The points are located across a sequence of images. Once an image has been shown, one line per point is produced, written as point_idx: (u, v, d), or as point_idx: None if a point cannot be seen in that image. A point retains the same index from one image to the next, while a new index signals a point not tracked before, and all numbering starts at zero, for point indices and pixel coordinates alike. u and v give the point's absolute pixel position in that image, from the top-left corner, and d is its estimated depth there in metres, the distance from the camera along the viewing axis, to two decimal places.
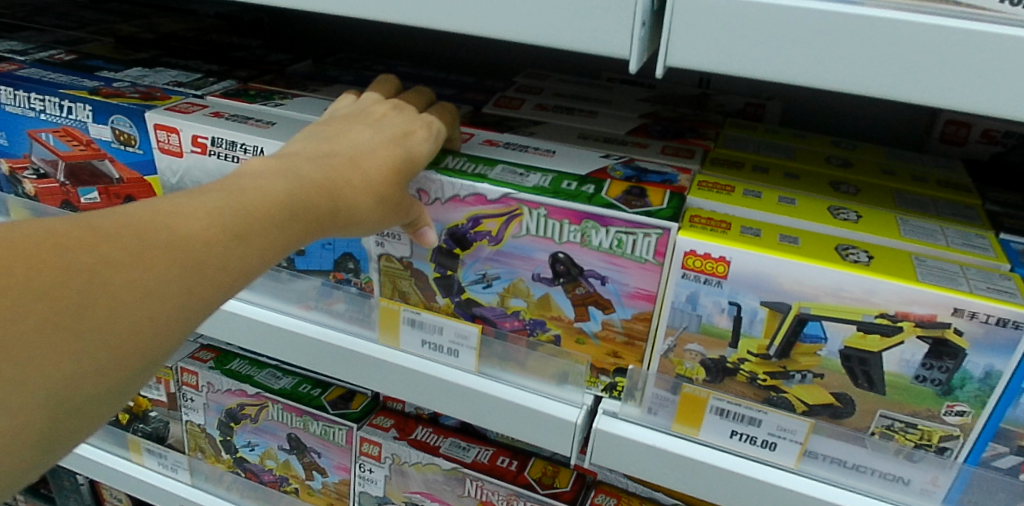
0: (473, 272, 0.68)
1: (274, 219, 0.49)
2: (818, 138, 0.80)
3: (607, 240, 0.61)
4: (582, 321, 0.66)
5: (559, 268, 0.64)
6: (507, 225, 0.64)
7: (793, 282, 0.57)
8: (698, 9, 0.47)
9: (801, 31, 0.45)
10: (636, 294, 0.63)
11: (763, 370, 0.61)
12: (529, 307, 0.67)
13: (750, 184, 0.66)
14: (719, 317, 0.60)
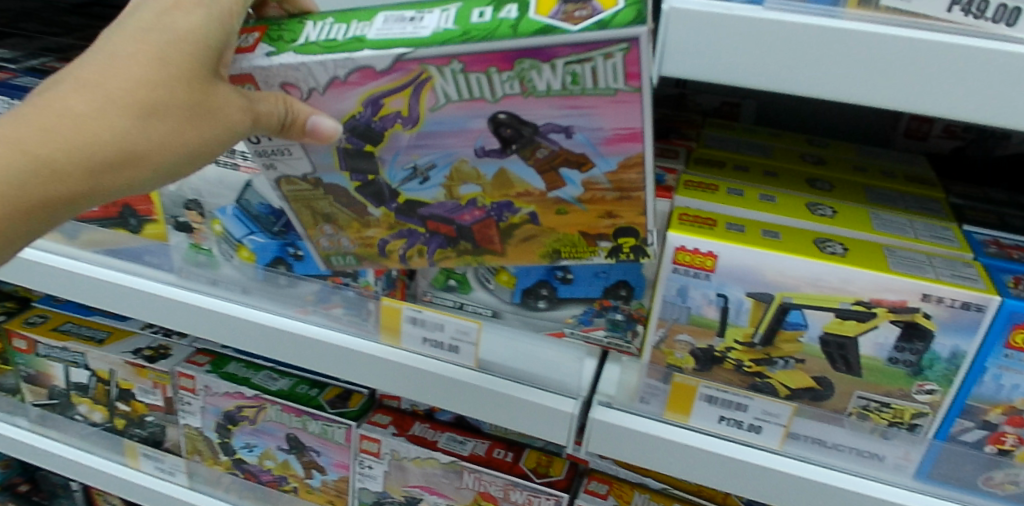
0: (400, 168, 0.59)
1: (48, 161, 0.55)
2: (794, 135, 0.85)
3: (557, 80, 0.50)
4: (557, 189, 0.57)
5: (507, 133, 0.54)
6: (418, 95, 0.53)
7: (776, 274, 0.61)
8: (690, 21, 0.50)
9: (786, 39, 0.49)
10: (614, 138, 0.53)
11: (748, 357, 0.65)
12: (487, 192, 0.58)
13: (733, 183, 0.70)
14: (708, 308, 0.64)
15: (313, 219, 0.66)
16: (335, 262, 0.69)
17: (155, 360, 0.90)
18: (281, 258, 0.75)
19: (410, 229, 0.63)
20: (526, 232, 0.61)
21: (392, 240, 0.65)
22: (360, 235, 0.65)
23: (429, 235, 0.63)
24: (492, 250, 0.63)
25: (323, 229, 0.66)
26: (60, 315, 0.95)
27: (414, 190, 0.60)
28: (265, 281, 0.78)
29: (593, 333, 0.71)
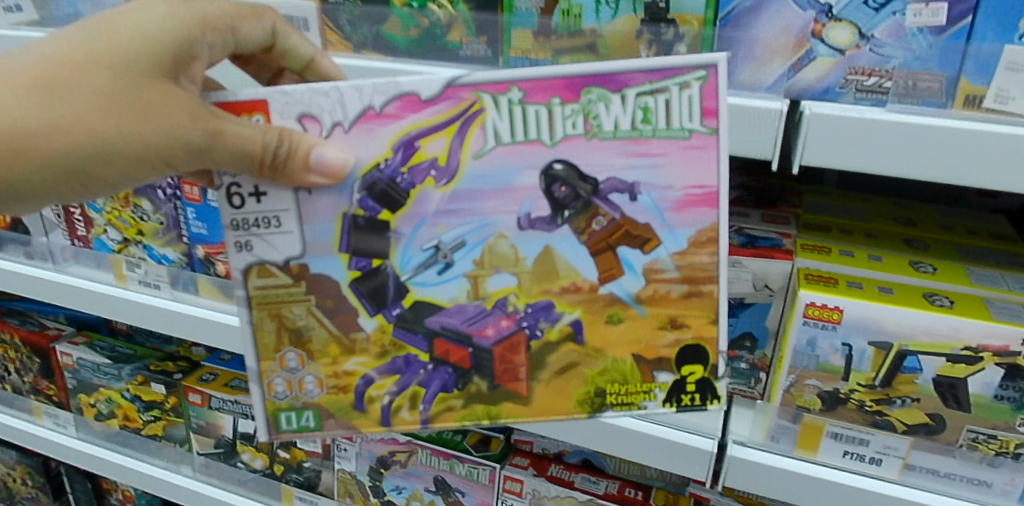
0: (420, 249, 0.61)
1: None
2: (883, 199, 0.95)
3: (628, 113, 0.57)
4: (612, 280, 0.61)
5: (563, 190, 0.58)
6: (464, 131, 0.58)
7: (894, 324, 0.71)
8: (825, 123, 0.64)
9: (906, 134, 0.62)
10: (683, 202, 0.59)
11: (870, 397, 0.74)
12: (523, 291, 0.62)
13: (844, 245, 0.81)
14: (834, 355, 0.74)
15: (276, 344, 0.65)
16: (284, 420, 0.67)
17: None
18: None
19: (407, 356, 0.64)
20: (566, 356, 0.64)
21: (379, 377, 0.65)
22: (335, 368, 0.65)
23: (433, 368, 0.64)
24: (513, 388, 0.64)
25: (284, 362, 0.65)
26: (227, 372, 1.04)
27: (428, 285, 0.62)
28: None
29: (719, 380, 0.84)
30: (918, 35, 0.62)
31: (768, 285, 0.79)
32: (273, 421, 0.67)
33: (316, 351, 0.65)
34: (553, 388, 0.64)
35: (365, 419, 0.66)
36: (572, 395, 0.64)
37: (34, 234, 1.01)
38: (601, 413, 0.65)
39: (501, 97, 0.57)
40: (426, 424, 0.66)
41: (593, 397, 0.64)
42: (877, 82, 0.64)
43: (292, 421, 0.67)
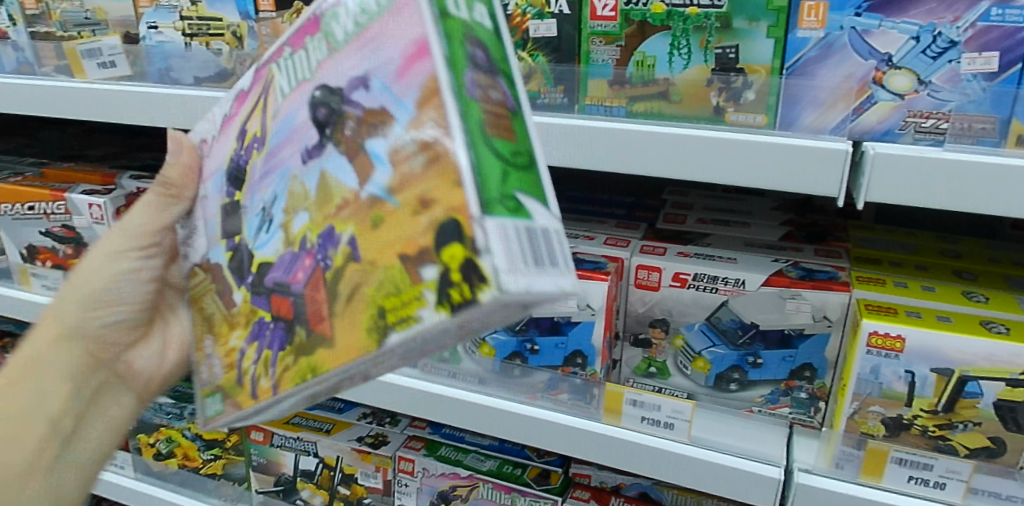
0: (256, 213, 0.53)
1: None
2: (926, 233, 1.00)
3: (347, 23, 0.47)
4: (367, 180, 0.43)
5: (320, 111, 0.47)
6: (267, 103, 0.54)
7: (955, 352, 0.75)
8: (888, 162, 0.65)
9: (971, 170, 0.63)
10: (402, 67, 0.42)
11: (932, 422, 0.77)
12: (313, 220, 0.47)
13: (898, 277, 0.86)
14: (897, 382, 0.77)
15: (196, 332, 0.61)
16: (208, 402, 0.59)
17: (377, 446, 1.03)
18: (518, 352, 0.92)
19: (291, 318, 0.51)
20: (349, 282, 0.44)
21: (247, 347, 0.54)
22: (227, 346, 0.57)
23: (279, 323, 0.50)
24: (344, 328, 0.45)
25: (203, 349, 0.60)
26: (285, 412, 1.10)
27: (263, 246, 0.52)
28: (502, 372, 0.92)
29: (780, 410, 0.87)
30: (972, 81, 0.66)
31: (827, 316, 0.82)
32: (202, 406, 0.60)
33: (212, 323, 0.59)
34: (348, 318, 0.44)
35: (244, 395, 0.55)
36: (361, 324, 0.43)
37: None
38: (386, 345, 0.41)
39: (318, 36, 0.50)
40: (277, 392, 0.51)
41: (379, 320, 0.42)
42: (935, 123, 0.67)
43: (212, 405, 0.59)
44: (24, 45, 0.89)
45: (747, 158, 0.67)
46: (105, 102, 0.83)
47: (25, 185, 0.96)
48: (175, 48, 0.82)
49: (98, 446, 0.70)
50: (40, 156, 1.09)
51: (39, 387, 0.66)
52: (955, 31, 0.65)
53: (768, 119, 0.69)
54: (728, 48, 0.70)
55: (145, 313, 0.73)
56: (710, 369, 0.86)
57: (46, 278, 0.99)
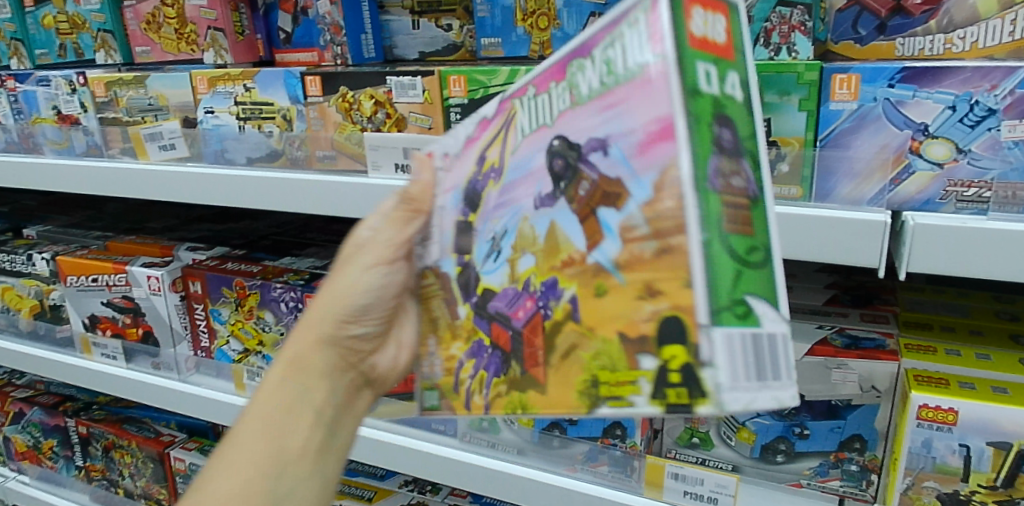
0: (486, 240, 0.54)
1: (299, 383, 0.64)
2: (981, 293, 0.97)
3: (596, 75, 0.45)
4: (595, 247, 0.44)
5: (558, 163, 0.47)
6: (508, 137, 0.53)
7: (1013, 425, 0.71)
8: (925, 233, 0.64)
9: (1014, 239, 0.61)
10: (647, 139, 0.41)
11: (993, 499, 0.73)
12: (539, 267, 0.48)
13: (949, 344, 0.83)
14: (952, 456, 0.74)
15: (427, 330, 0.64)
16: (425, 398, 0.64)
17: None
18: (557, 422, 0.88)
19: (478, 339, 0.56)
20: (567, 340, 0.47)
21: (466, 361, 0.58)
22: (447, 352, 0.61)
23: (489, 352, 0.55)
24: (534, 376, 0.50)
25: (427, 345, 0.63)
26: None
27: (491, 274, 0.54)
28: (540, 443, 0.89)
29: (830, 483, 0.83)
30: (1014, 148, 0.64)
31: (875, 386, 0.79)
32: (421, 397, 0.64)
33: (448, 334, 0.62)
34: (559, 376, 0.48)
35: (461, 401, 0.59)
36: (575, 386, 0.47)
37: (161, 346, 1.01)
38: (597, 410, 0.45)
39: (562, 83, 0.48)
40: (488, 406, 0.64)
41: (590, 388, 0.45)
42: (977, 193, 0.66)
43: (428, 400, 0.63)
44: (94, 129, 0.97)
45: (775, 230, 0.68)
46: (167, 185, 0.90)
47: (90, 258, 1.02)
48: (230, 130, 0.90)
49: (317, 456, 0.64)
50: (105, 229, 1.16)
51: (302, 381, 0.64)
52: (993, 99, 0.64)
53: (804, 190, 0.69)
54: (760, 121, 0.71)
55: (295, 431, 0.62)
56: (755, 439, 0.85)
57: (106, 347, 1.05)
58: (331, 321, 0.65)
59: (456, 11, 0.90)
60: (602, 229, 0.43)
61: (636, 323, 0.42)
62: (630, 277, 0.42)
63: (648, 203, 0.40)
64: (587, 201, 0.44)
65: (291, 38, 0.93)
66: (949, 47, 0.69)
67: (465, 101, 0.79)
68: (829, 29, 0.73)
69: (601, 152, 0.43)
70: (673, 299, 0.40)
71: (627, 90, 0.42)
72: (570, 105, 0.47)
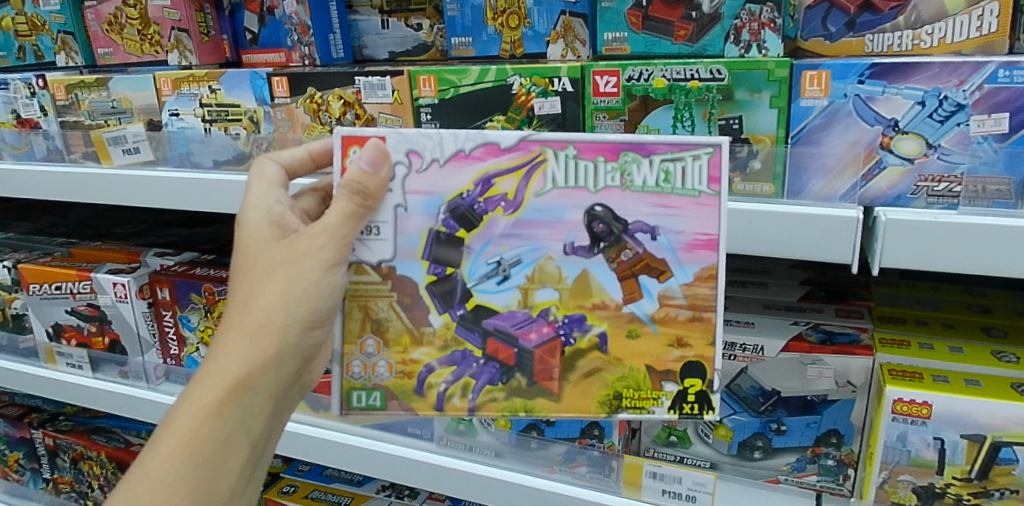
0: (484, 261, 0.62)
1: (239, 396, 0.60)
2: (953, 286, 0.98)
3: (653, 175, 0.59)
4: (632, 301, 0.61)
5: (598, 227, 0.61)
6: (529, 177, 0.61)
7: (986, 417, 0.71)
8: (898, 228, 0.64)
9: (984, 233, 0.61)
10: (693, 244, 0.60)
11: (967, 491, 0.74)
12: (563, 302, 0.63)
13: (923, 338, 0.83)
14: (927, 449, 0.74)
15: (359, 329, 0.65)
16: (354, 398, 0.66)
17: None
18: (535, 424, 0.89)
19: (464, 350, 0.64)
20: (591, 363, 0.63)
21: (438, 367, 0.65)
22: (403, 356, 0.65)
23: (484, 362, 0.64)
24: (545, 387, 0.64)
25: (363, 346, 0.65)
26: (307, 484, 1.05)
27: (488, 293, 0.63)
28: (518, 445, 0.89)
29: (807, 478, 0.84)
30: (983, 143, 0.65)
31: (850, 381, 0.80)
32: (344, 398, 0.66)
33: (390, 339, 0.65)
34: (579, 389, 0.64)
35: (421, 403, 0.66)
36: (594, 397, 0.64)
37: (130, 354, 0.99)
38: (616, 416, 0.63)
39: (614, 164, 0.60)
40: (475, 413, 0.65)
41: (611, 400, 0.63)
42: (948, 187, 0.66)
43: (361, 400, 0.66)
44: (54, 133, 0.95)
45: (746, 227, 0.68)
46: (131, 189, 0.88)
47: (53, 265, 0.99)
48: (195, 133, 0.88)
49: (254, 466, 0.63)
50: (70, 236, 1.13)
51: (248, 405, 0.60)
52: (962, 94, 0.65)
53: (776, 187, 0.69)
54: (732, 119, 0.70)
55: (231, 452, 0.60)
56: (732, 436, 0.85)
57: (71, 357, 1.02)
58: (289, 339, 0.60)
59: (426, 9, 0.89)
60: (641, 290, 0.61)
61: (665, 361, 0.62)
62: (663, 330, 0.62)
63: (687, 286, 0.61)
64: (627, 266, 0.61)
65: (258, 38, 0.91)
66: (916, 43, 0.69)
67: (436, 102, 0.78)
68: (798, 26, 0.73)
69: (648, 236, 0.60)
70: (697, 351, 0.62)
71: (683, 200, 0.59)
72: (620, 186, 0.60)
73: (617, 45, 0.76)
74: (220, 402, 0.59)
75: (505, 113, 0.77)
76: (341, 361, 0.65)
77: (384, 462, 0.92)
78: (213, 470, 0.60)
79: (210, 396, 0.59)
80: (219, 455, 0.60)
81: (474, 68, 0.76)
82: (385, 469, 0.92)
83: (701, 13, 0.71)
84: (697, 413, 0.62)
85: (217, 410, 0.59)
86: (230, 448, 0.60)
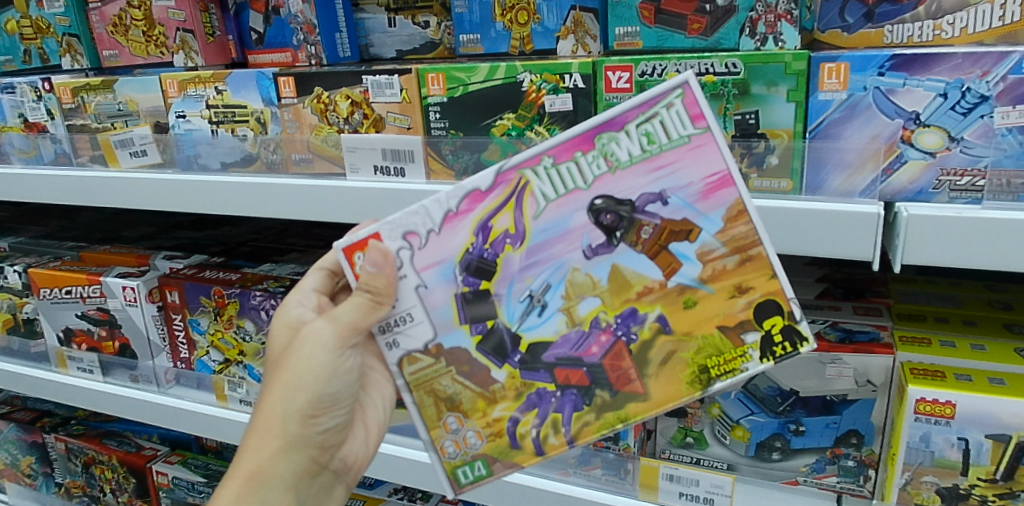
0: (517, 301, 0.62)
1: (254, 491, 0.63)
2: (973, 282, 0.96)
3: (636, 143, 0.56)
4: (674, 273, 0.59)
5: (608, 217, 0.58)
6: (520, 205, 0.59)
7: (1011, 416, 0.70)
8: (920, 223, 0.62)
9: (1011, 226, 0.59)
10: (705, 190, 0.56)
11: (993, 492, 0.72)
12: (607, 305, 0.61)
13: (944, 336, 0.81)
14: (951, 450, 0.73)
15: (437, 412, 0.67)
16: (461, 475, 0.67)
17: None
18: None
19: (537, 390, 0.64)
20: (663, 350, 0.61)
21: (522, 416, 0.65)
22: (486, 419, 0.66)
23: (561, 393, 0.64)
24: (630, 391, 0.63)
25: (447, 425, 0.67)
26: None
27: (535, 327, 0.62)
28: None
29: (826, 480, 0.82)
30: (1008, 135, 0.62)
31: (871, 380, 0.78)
32: (453, 477, 0.68)
33: (468, 408, 0.66)
34: (663, 378, 0.62)
35: (522, 454, 0.65)
36: (681, 380, 0.61)
37: (140, 358, 0.99)
38: (712, 389, 0.60)
39: (593, 153, 0.57)
40: (573, 444, 0.64)
41: (700, 376, 0.61)
42: (970, 181, 0.64)
43: (468, 473, 0.67)
44: (61, 137, 0.94)
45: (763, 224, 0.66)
46: (139, 192, 0.88)
47: (63, 270, 0.99)
48: (203, 135, 0.87)
49: None
50: (79, 239, 1.13)
51: (265, 499, 0.64)
52: (985, 86, 0.63)
53: (794, 183, 0.67)
54: (748, 113, 0.69)
55: None
56: (750, 437, 0.83)
57: (82, 361, 1.02)
58: (290, 428, 0.64)
59: (434, 7, 0.88)
60: (678, 258, 0.58)
61: (734, 315, 0.59)
62: (717, 286, 0.58)
63: (720, 233, 0.57)
64: (652, 242, 0.58)
65: (264, 38, 0.90)
66: (938, 33, 0.67)
67: (445, 100, 0.77)
68: (814, 17, 0.72)
69: (659, 203, 0.57)
70: (763, 290, 0.58)
71: (675, 154, 0.56)
72: (610, 170, 0.57)
73: (629, 40, 0.74)
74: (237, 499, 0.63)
75: (515, 111, 0.75)
76: (433, 445, 0.67)
77: (397, 465, 0.91)
78: None
79: (229, 495, 0.63)
80: None
81: (482, 65, 0.75)
82: (397, 472, 0.91)
83: (715, 6, 0.70)
84: (791, 350, 0.58)
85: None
86: None
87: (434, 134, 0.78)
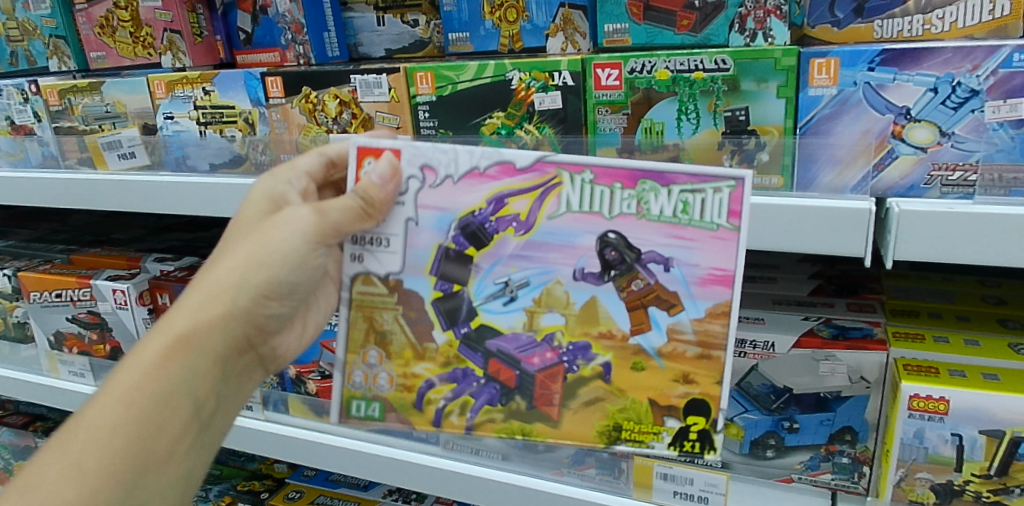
0: (491, 281, 0.61)
1: (183, 355, 0.58)
2: (966, 277, 0.95)
3: (670, 205, 0.56)
4: (640, 333, 0.59)
5: (609, 254, 0.58)
6: (543, 199, 0.59)
7: (1005, 412, 0.69)
8: (912, 218, 0.62)
9: (1001, 221, 0.59)
10: (709, 278, 0.57)
11: (987, 488, 0.72)
12: (568, 327, 0.60)
13: (936, 331, 0.81)
14: (944, 446, 0.72)
15: (363, 340, 0.65)
16: (353, 406, 0.67)
17: None
18: None
19: (465, 368, 0.63)
20: (592, 392, 0.61)
21: (438, 383, 0.65)
22: (404, 370, 0.65)
23: (483, 382, 0.63)
24: (545, 412, 0.62)
25: (365, 356, 0.66)
26: (312, 489, 1.04)
27: (494, 313, 0.61)
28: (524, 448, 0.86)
29: (821, 477, 0.82)
30: (999, 129, 0.63)
31: (864, 377, 0.77)
32: (345, 405, 0.67)
33: (394, 352, 0.65)
34: (579, 417, 0.62)
35: (420, 417, 0.66)
36: (594, 426, 0.62)
37: None
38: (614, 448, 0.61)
39: (630, 192, 0.57)
40: (470, 432, 0.64)
41: (610, 432, 0.61)
42: (962, 177, 0.64)
43: (359, 409, 0.67)
44: (49, 140, 0.94)
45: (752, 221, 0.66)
46: (126, 194, 0.87)
47: (52, 273, 0.98)
48: (191, 137, 0.87)
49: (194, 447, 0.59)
50: (69, 242, 1.12)
51: (192, 365, 0.58)
52: (976, 80, 0.62)
53: (784, 180, 0.67)
54: (738, 110, 0.68)
55: (173, 411, 0.57)
56: (744, 435, 0.83)
57: (73, 365, 1.01)
58: (241, 300, 0.61)
59: (423, 5, 0.88)
60: (651, 322, 0.58)
61: (669, 397, 0.60)
62: (670, 364, 0.59)
63: (698, 321, 0.58)
64: (637, 296, 0.58)
65: (252, 38, 0.90)
66: (927, 28, 0.67)
67: (434, 99, 0.77)
68: (804, 13, 0.71)
69: (661, 267, 0.57)
70: (703, 388, 0.59)
71: (698, 232, 0.56)
72: (636, 214, 0.57)
73: (618, 37, 0.74)
74: (162, 356, 0.57)
75: (504, 109, 0.75)
76: (344, 368, 0.66)
77: (392, 467, 0.90)
78: (150, 425, 0.56)
79: (153, 351, 0.57)
80: (157, 411, 0.56)
81: (471, 64, 0.74)
82: (392, 474, 0.91)
83: (704, 2, 0.69)
84: (700, 451, 0.59)
85: (157, 368, 0.57)
86: (169, 405, 0.57)
87: (423, 133, 0.78)
